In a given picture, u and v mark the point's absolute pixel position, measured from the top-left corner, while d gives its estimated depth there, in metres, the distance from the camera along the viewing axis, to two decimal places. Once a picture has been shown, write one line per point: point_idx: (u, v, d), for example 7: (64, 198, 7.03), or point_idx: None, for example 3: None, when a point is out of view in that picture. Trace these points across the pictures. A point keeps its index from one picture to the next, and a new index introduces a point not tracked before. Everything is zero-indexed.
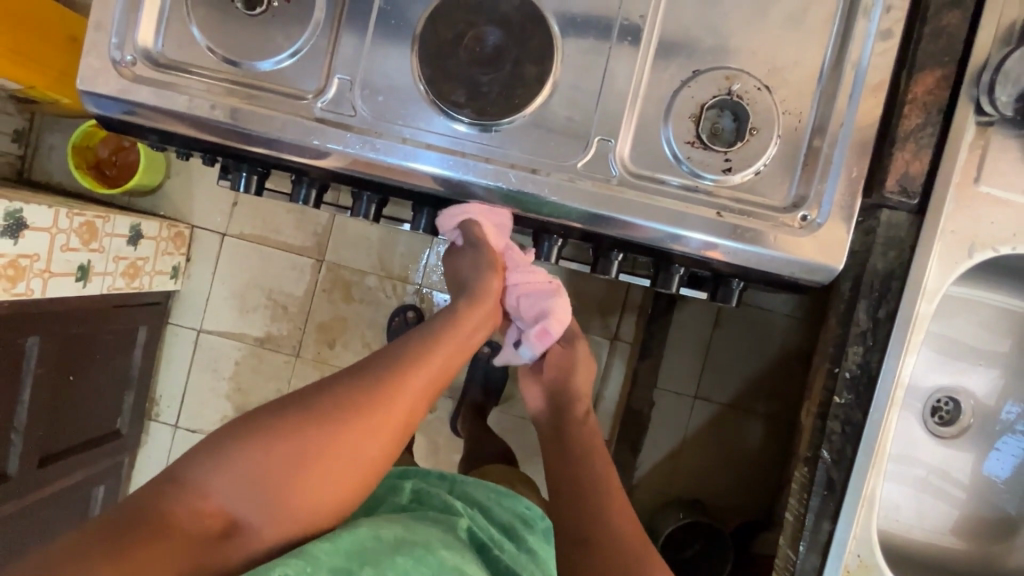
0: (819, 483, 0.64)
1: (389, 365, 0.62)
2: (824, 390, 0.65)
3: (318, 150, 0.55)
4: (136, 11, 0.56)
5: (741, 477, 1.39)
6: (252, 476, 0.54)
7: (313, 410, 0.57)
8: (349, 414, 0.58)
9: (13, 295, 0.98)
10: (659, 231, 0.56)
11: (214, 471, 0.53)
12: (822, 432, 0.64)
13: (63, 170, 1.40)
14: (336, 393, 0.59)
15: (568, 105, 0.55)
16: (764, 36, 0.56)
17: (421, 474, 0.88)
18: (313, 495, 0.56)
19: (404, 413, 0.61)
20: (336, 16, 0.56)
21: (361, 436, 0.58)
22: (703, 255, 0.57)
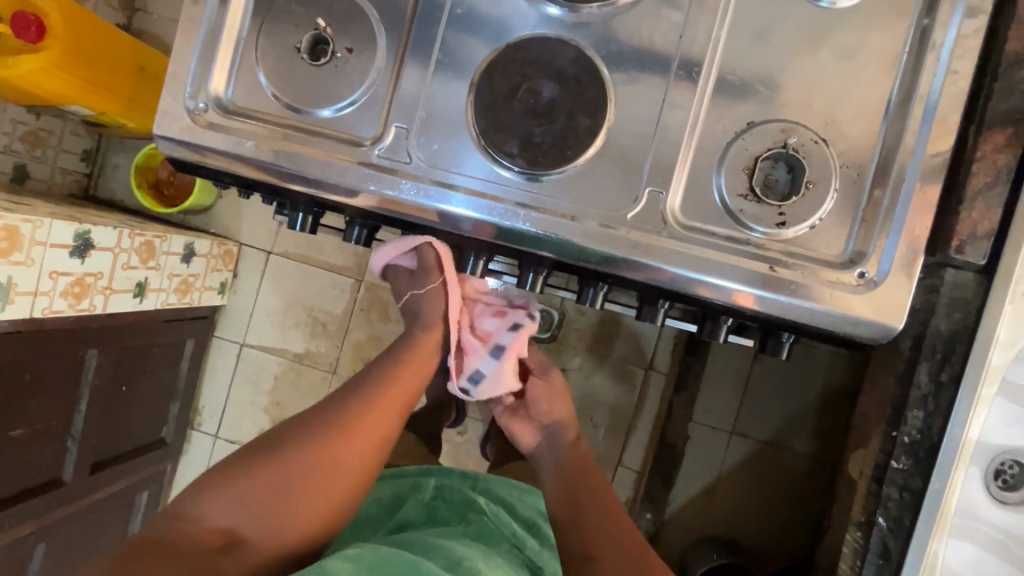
0: (874, 551, 0.61)
1: (339, 410, 0.72)
2: (880, 452, 0.63)
3: (367, 193, 0.57)
4: (210, 61, 0.59)
5: (778, 519, 1.34)
6: (238, 497, 0.64)
7: (284, 442, 0.69)
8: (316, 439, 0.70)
9: (77, 311, 1.03)
10: (697, 279, 0.55)
11: (204, 501, 0.64)
12: (878, 497, 0.62)
13: (125, 189, 1.49)
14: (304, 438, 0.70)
15: (619, 154, 0.55)
16: (823, 88, 0.55)
17: (442, 471, 0.93)
18: (294, 502, 0.67)
19: (367, 437, 0.72)
20: (395, 66, 0.58)
21: (338, 450, 0.70)
22: (741, 302, 0.56)
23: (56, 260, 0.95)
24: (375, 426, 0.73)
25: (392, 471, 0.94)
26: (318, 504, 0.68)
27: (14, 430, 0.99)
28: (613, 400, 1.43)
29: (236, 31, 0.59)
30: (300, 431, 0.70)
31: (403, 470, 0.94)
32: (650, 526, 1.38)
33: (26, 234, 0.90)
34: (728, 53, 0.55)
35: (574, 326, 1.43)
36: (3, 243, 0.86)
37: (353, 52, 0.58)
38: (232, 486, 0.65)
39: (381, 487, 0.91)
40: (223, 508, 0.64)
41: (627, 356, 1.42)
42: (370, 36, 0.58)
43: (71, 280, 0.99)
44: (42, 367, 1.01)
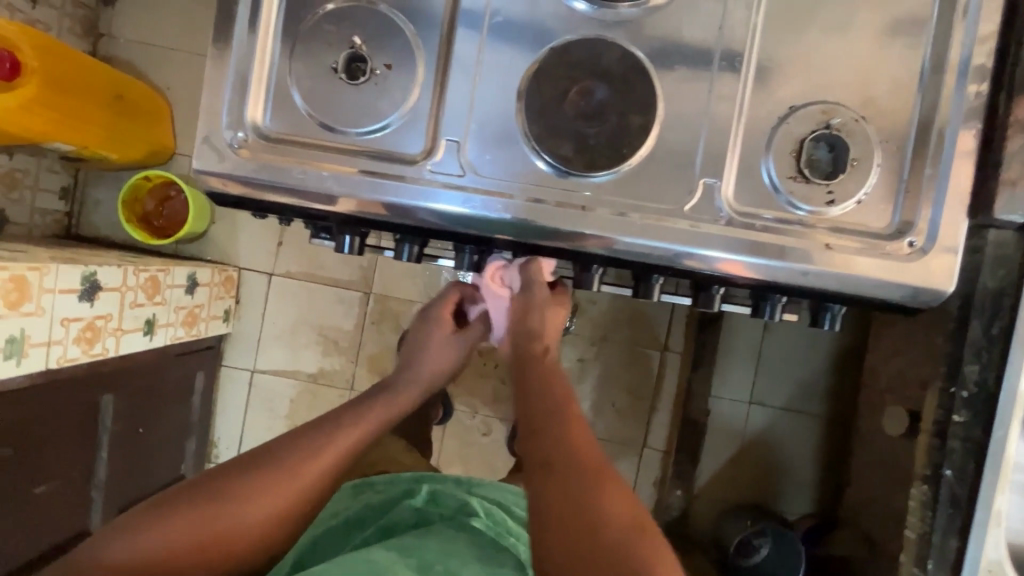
0: (944, 501, 0.67)
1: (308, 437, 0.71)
2: (938, 408, 0.68)
3: (342, 198, 0.57)
4: (245, 89, 0.58)
5: (805, 480, 1.40)
6: (150, 547, 0.60)
7: (216, 489, 0.65)
8: (250, 494, 0.65)
9: (91, 356, 0.99)
10: (688, 252, 0.56)
11: (113, 547, 0.60)
12: (942, 450, 0.67)
13: (110, 223, 1.43)
14: (267, 466, 0.67)
15: (671, 149, 0.56)
16: (857, 67, 0.57)
17: (434, 479, 0.89)
18: (215, 550, 0.63)
19: (305, 491, 0.67)
20: (438, 79, 0.57)
21: (271, 503, 0.65)
22: (729, 270, 0.58)
23: (66, 306, 0.91)
24: (324, 466, 0.69)
25: (382, 479, 0.91)
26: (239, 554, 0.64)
27: (38, 487, 0.95)
28: (633, 385, 1.45)
29: (267, 55, 0.58)
30: (219, 490, 0.65)
31: (394, 478, 0.90)
32: (681, 503, 1.40)
33: (33, 283, 0.85)
34: (766, 40, 0.57)
35: (588, 316, 1.45)
36: (13, 294, 0.82)
37: (391, 68, 0.57)
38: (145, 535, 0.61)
39: (370, 494, 0.88)
40: (160, 537, 0.61)
41: (641, 339, 1.45)
42: (408, 50, 0.57)
43: (82, 325, 0.95)
44: (60, 419, 0.97)
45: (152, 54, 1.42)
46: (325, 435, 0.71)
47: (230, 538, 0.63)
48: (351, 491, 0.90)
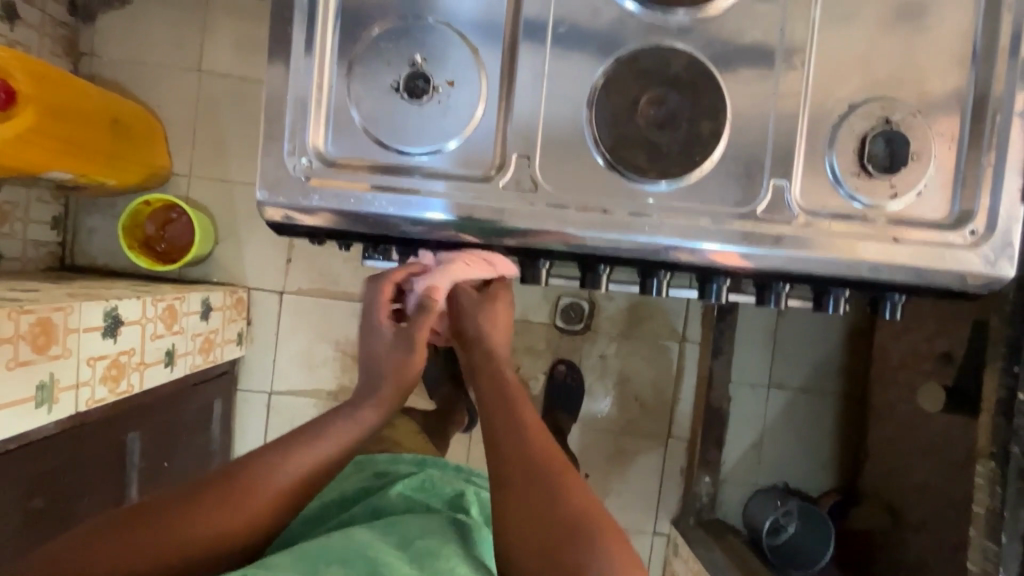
0: (1014, 475, 0.71)
1: (237, 475, 0.61)
2: (1003, 387, 0.72)
3: (321, 211, 0.56)
4: (305, 114, 0.56)
5: (826, 455, 1.45)
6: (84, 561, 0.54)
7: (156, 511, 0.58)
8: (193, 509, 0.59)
9: (117, 394, 0.95)
10: (674, 245, 0.57)
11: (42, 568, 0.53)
12: (1009, 428, 0.71)
13: (107, 251, 1.37)
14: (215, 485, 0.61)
15: (740, 153, 0.57)
16: (912, 64, 0.58)
17: (438, 463, 0.81)
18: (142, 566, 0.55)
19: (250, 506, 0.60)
20: (504, 94, 0.57)
21: (215, 516, 0.59)
22: (726, 261, 0.58)
23: (90, 346, 0.87)
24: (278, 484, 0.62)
25: (385, 458, 0.82)
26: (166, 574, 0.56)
27: None
28: (654, 377, 1.47)
29: (326, 78, 0.56)
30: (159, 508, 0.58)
31: (398, 456, 0.81)
32: (710, 489, 1.43)
33: (59, 324, 0.81)
34: (824, 42, 0.58)
35: (606, 313, 1.46)
36: (40, 338, 0.78)
37: (455, 85, 0.56)
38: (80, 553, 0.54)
39: (362, 476, 0.79)
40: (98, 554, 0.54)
41: (659, 332, 1.46)
42: (470, 66, 0.56)
43: (107, 362, 0.91)
44: (89, 463, 0.92)
45: (139, 72, 1.36)
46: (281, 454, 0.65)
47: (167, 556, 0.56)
48: (353, 467, 0.81)
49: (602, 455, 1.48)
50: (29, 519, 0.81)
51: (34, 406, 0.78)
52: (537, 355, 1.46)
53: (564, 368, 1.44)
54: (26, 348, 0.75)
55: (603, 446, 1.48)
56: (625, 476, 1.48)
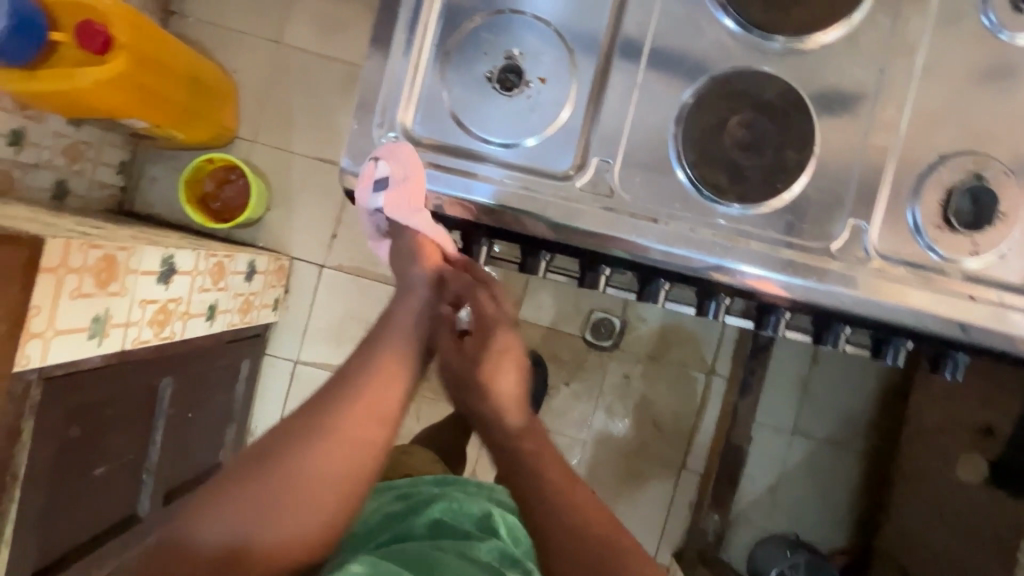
0: None
1: (289, 448, 0.56)
2: None
3: (346, 172, 0.58)
4: (398, 91, 0.57)
5: (843, 512, 1.41)
6: (240, 509, 0.53)
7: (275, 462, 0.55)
8: (328, 444, 0.56)
9: (160, 338, 0.98)
10: (711, 265, 0.57)
11: (209, 522, 0.52)
12: None
13: (165, 202, 1.42)
14: (308, 433, 0.57)
15: (823, 188, 0.57)
16: (1013, 122, 0.57)
17: (460, 483, 0.81)
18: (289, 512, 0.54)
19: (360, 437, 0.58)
20: (594, 97, 0.57)
21: (335, 460, 0.56)
22: (761, 287, 0.58)
23: (144, 288, 0.90)
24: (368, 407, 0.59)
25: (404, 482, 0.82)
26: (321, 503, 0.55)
27: (98, 468, 0.92)
28: (675, 406, 1.45)
29: (422, 58, 0.57)
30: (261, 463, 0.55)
31: (416, 480, 0.82)
32: (718, 527, 1.40)
33: (122, 262, 0.84)
34: (923, 91, 0.57)
35: (637, 334, 1.45)
36: (103, 274, 0.81)
37: (547, 83, 0.57)
38: (228, 499, 0.53)
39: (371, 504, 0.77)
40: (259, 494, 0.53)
41: (688, 361, 1.45)
42: (563, 66, 0.57)
43: (156, 307, 0.94)
44: (122, 401, 0.94)
45: (222, 36, 1.41)
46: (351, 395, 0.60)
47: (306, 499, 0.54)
48: (371, 493, 0.80)
49: (613, 475, 1.46)
50: (64, 446, 0.82)
51: (86, 336, 0.80)
52: (562, 366, 1.46)
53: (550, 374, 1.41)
54: (90, 279, 0.78)
55: (615, 466, 1.46)
56: (632, 499, 1.46)
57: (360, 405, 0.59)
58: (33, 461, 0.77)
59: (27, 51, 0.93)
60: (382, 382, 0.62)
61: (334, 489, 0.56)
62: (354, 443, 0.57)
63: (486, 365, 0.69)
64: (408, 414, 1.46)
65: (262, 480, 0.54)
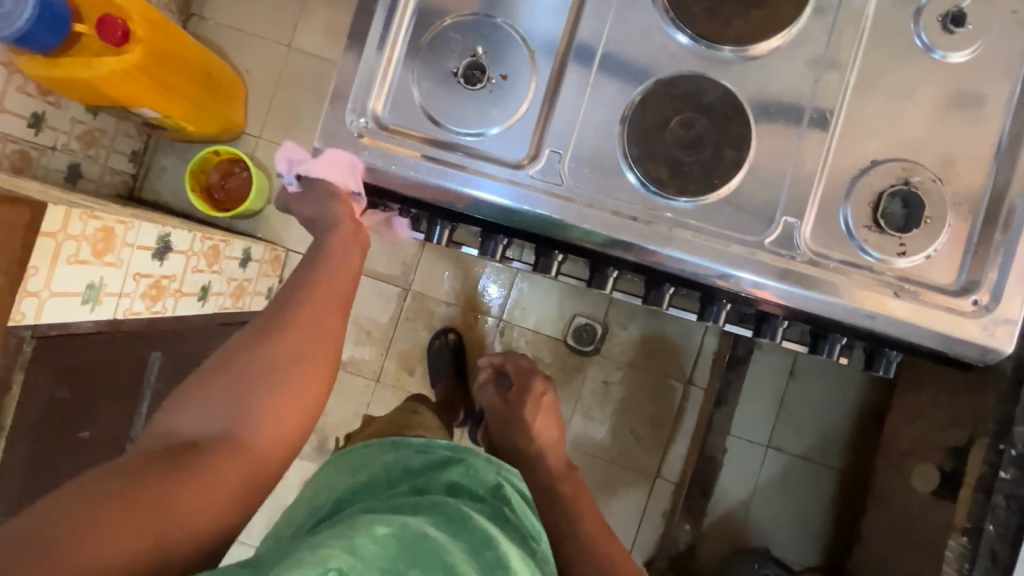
0: (984, 555, 0.72)
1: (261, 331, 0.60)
2: (986, 464, 0.75)
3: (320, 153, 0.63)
4: (371, 81, 0.63)
5: (816, 529, 1.41)
6: (210, 399, 0.55)
7: (241, 350, 0.59)
8: (287, 331, 0.60)
9: (151, 312, 1.04)
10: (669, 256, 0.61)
11: (184, 411, 0.55)
12: (987, 505, 0.74)
13: (172, 191, 1.49)
14: (269, 326, 0.61)
15: (758, 187, 0.61)
16: (938, 134, 0.61)
17: (471, 451, 0.77)
18: (266, 398, 0.57)
19: (325, 321, 0.63)
20: (550, 94, 0.63)
21: (307, 343, 0.61)
22: (756, 293, 0.62)
23: (139, 262, 0.96)
24: (335, 294, 0.65)
25: (420, 440, 0.78)
26: (293, 395, 0.58)
27: (83, 432, 0.95)
28: (653, 414, 1.47)
29: (395, 53, 0.63)
30: (233, 355, 0.58)
31: (433, 440, 0.78)
32: (689, 538, 1.41)
33: (119, 235, 0.90)
34: (854, 102, 0.62)
35: (617, 340, 1.48)
36: (100, 244, 0.87)
37: (507, 80, 0.63)
38: (201, 390, 0.56)
39: (383, 457, 0.76)
40: (229, 383, 0.56)
41: (666, 369, 1.47)
42: (523, 64, 0.63)
43: (150, 282, 1.00)
44: (111, 369, 0.98)
45: (237, 38, 1.50)
46: (308, 294, 0.63)
47: (275, 385, 0.57)
48: (387, 443, 0.79)
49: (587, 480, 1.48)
50: (51, 405, 0.87)
51: (80, 301, 0.86)
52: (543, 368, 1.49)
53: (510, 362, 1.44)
54: (87, 248, 0.84)
55: (590, 471, 1.48)
56: (606, 505, 1.48)
57: (322, 291, 0.64)
58: (21, 415, 0.82)
59: (52, 39, 1.00)
60: (326, 306, 0.64)
61: (304, 357, 0.60)
62: (314, 335, 0.62)
63: (530, 408, 0.93)
64: (390, 408, 1.49)
65: (229, 370, 0.57)
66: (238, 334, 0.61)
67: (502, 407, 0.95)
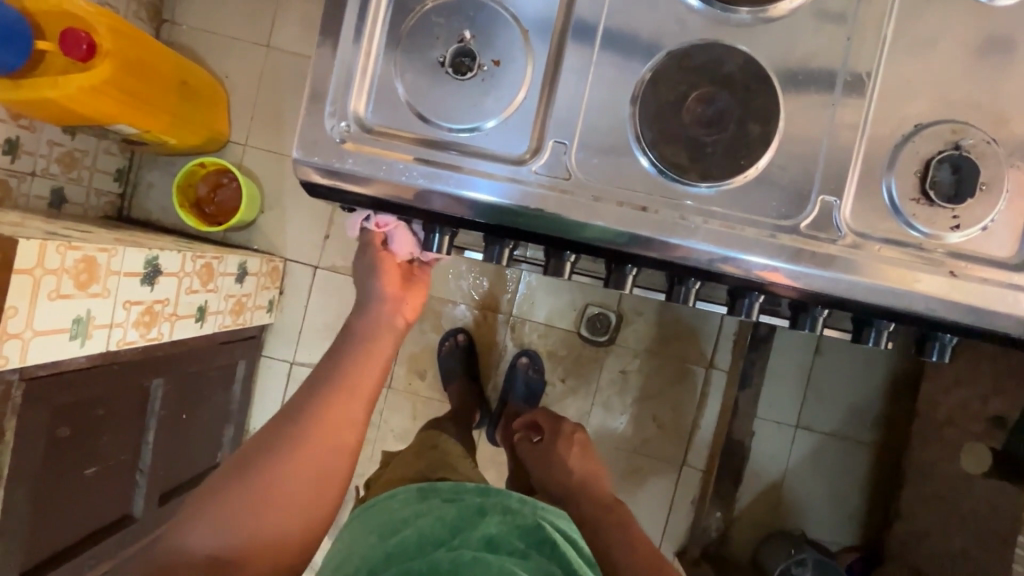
0: None
1: (270, 452, 0.65)
2: None
3: (300, 163, 0.57)
4: (350, 79, 0.56)
5: (852, 508, 1.37)
6: (224, 516, 0.61)
7: (254, 466, 0.64)
8: (296, 448, 0.65)
9: (147, 340, 0.99)
10: (689, 247, 0.55)
11: (204, 520, 0.61)
12: None
13: (161, 208, 1.44)
14: (279, 438, 0.66)
15: (789, 164, 0.55)
16: (989, 88, 0.54)
17: (502, 493, 0.78)
18: (275, 516, 0.63)
19: (337, 432, 0.68)
20: (550, 77, 0.56)
21: (315, 453, 0.66)
22: (769, 278, 0.56)
23: (128, 289, 0.91)
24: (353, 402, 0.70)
25: (448, 485, 0.80)
26: (302, 499, 0.65)
27: (90, 469, 0.93)
28: (675, 401, 1.42)
29: (375, 45, 0.57)
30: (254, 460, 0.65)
31: (460, 486, 0.79)
32: (721, 524, 1.37)
33: (102, 264, 0.85)
34: (892, 60, 0.55)
35: (633, 328, 1.42)
36: (83, 275, 0.82)
37: (501, 66, 0.56)
38: (219, 504, 0.62)
39: (414, 510, 0.74)
40: (242, 496, 0.62)
41: (687, 354, 1.42)
42: (517, 47, 0.56)
43: (142, 309, 0.95)
44: (114, 402, 0.95)
45: (213, 42, 1.43)
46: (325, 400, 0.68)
47: (289, 503, 0.64)
48: (415, 492, 0.78)
49: (612, 473, 1.44)
50: (51, 446, 0.83)
51: (68, 337, 0.82)
52: (559, 362, 1.44)
53: (526, 360, 1.41)
54: (69, 281, 0.79)
55: (614, 463, 1.44)
56: (632, 497, 1.44)
57: (337, 396, 0.69)
58: (19, 459, 0.78)
59: (14, 58, 0.94)
60: (339, 406, 0.69)
61: (311, 464, 0.65)
62: (322, 440, 0.67)
63: (563, 450, 0.89)
64: (404, 413, 1.46)
65: (236, 492, 0.63)
66: (254, 443, 0.67)
67: (540, 459, 0.91)
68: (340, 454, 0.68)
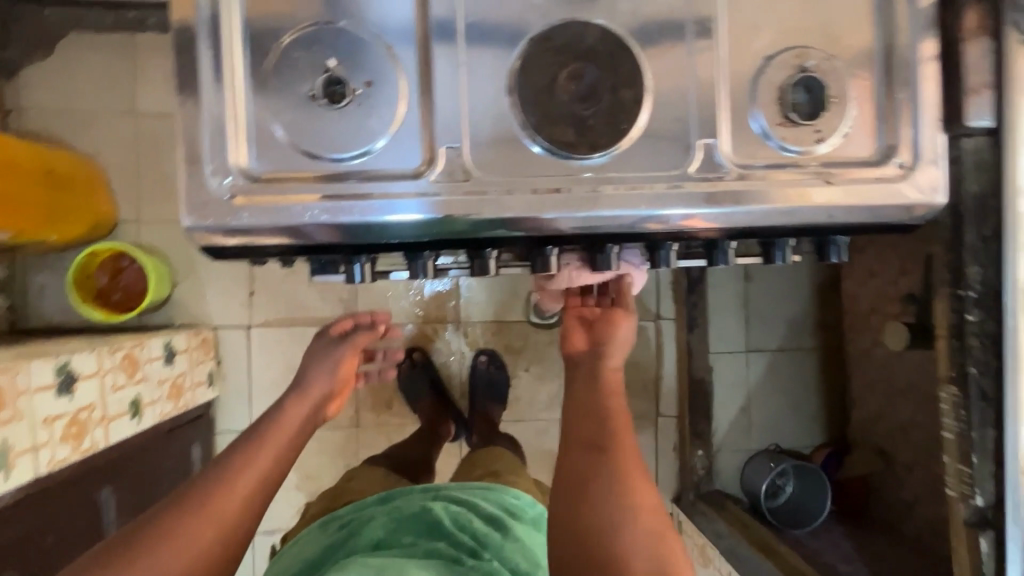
0: (975, 397, 0.67)
1: (163, 518, 0.63)
2: (951, 312, 0.68)
3: (193, 229, 0.55)
4: (224, 132, 0.55)
5: (812, 411, 1.47)
6: None
7: (145, 533, 0.62)
8: (192, 512, 0.63)
9: (82, 452, 0.92)
10: (599, 215, 0.58)
11: None
12: (961, 349, 0.68)
13: (60, 308, 1.33)
14: (181, 506, 0.64)
15: (666, 117, 0.59)
16: (818, 11, 0.60)
17: (399, 495, 0.95)
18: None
19: (236, 500, 0.66)
20: (425, 85, 0.57)
21: (210, 521, 0.63)
22: (690, 225, 0.60)
23: (45, 405, 0.84)
24: (263, 463, 0.69)
25: (348, 508, 0.94)
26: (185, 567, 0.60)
27: None
28: (634, 359, 1.48)
29: (240, 92, 0.55)
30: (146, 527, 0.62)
31: (362, 503, 0.95)
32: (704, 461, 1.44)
33: (8, 386, 0.78)
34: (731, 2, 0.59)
35: None
36: None
37: (373, 85, 0.56)
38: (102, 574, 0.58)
39: (320, 537, 0.90)
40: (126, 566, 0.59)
41: None
42: (385, 63, 0.56)
43: (66, 421, 0.88)
44: (63, 524, 0.91)
45: (72, 121, 1.33)
46: (237, 462, 0.68)
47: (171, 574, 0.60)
48: (318, 529, 0.92)
49: None
50: None
51: None
52: (517, 353, 1.45)
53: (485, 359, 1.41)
54: None
55: None
56: None
57: (244, 462, 0.69)
58: None
59: None
60: (246, 474, 0.68)
61: (203, 527, 0.63)
62: (219, 504, 0.64)
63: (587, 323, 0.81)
64: (380, 447, 1.43)
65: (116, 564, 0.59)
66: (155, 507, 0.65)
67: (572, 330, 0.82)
68: (239, 522, 0.65)
